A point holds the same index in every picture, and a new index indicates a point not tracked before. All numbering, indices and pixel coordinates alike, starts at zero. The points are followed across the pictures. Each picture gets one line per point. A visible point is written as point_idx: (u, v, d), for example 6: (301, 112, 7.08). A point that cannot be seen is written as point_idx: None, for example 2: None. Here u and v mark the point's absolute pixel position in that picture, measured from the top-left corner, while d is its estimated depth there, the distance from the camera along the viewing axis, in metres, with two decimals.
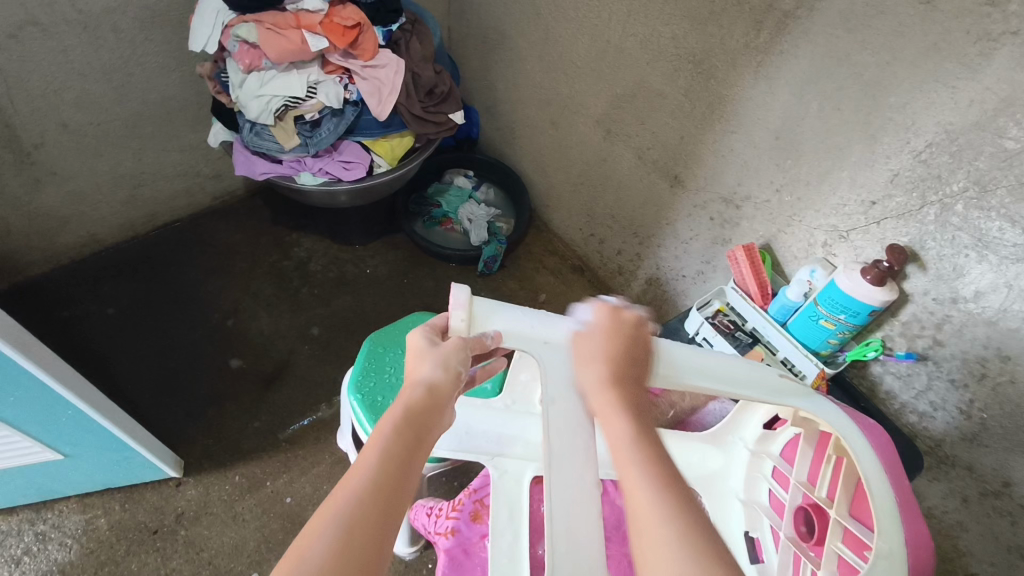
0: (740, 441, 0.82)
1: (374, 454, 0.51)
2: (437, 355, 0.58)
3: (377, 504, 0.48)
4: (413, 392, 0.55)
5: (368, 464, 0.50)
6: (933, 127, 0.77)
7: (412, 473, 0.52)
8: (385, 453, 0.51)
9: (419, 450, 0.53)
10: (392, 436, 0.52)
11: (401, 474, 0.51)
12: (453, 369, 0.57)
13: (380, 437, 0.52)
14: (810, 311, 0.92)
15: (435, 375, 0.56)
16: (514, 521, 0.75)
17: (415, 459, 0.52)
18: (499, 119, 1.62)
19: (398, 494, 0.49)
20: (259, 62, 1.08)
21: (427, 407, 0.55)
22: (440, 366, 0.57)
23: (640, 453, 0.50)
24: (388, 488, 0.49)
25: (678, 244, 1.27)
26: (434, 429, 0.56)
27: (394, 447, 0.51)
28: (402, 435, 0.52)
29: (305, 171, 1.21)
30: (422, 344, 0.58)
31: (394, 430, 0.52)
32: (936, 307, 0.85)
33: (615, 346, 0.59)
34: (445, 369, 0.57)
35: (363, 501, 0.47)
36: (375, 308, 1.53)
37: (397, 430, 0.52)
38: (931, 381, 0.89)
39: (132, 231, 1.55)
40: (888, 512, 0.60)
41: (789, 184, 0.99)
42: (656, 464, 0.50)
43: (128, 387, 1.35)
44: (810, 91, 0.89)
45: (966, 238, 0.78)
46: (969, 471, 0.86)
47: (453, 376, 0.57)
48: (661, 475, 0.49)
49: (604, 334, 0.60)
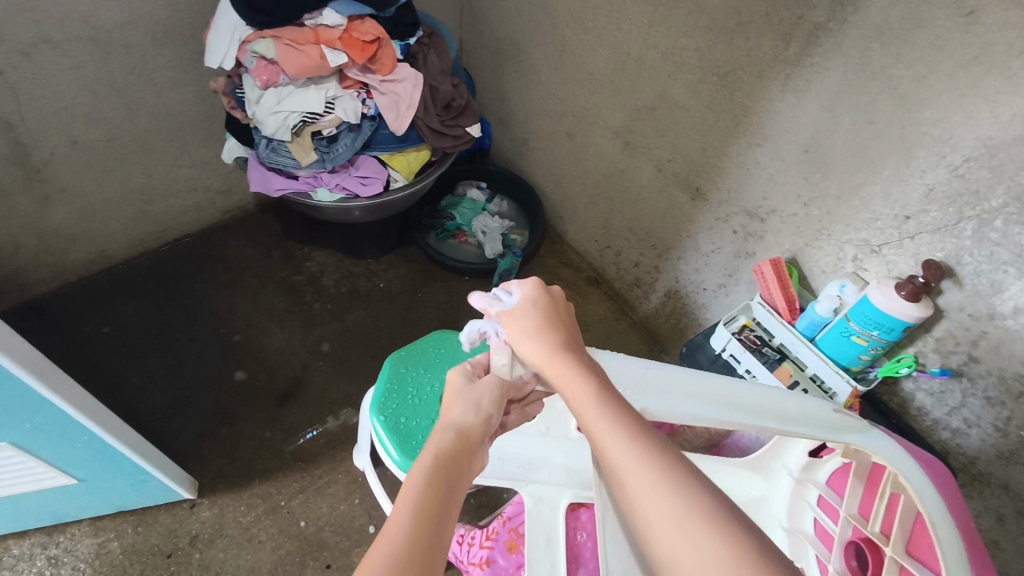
0: (784, 469, 0.81)
1: (411, 503, 0.48)
2: (470, 394, 0.59)
3: (419, 557, 0.45)
4: (443, 438, 0.54)
5: (405, 515, 0.47)
6: (972, 142, 0.76)
7: (450, 521, 0.48)
8: (419, 502, 0.48)
9: (453, 498, 0.50)
10: (426, 487, 0.49)
11: (440, 519, 0.48)
12: (485, 412, 0.58)
13: (414, 487, 0.49)
14: (841, 327, 0.90)
15: (466, 418, 0.57)
16: (551, 551, 0.74)
17: (452, 506, 0.49)
18: (513, 130, 1.61)
19: (438, 543, 0.46)
20: (276, 79, 1.07)
21: (459, 450, 0.54)
22: (471, 409, 0.57)
23: (603, 403, 0.52)
24: (427, 541, 0.46)
25: (699, 257, 1.26)
26: (468, 475, 0.54)
27: (427, 499, 0.48)
28: (436, 482, 0.50)
29: (321, 187, 1.20)
30: (461, 382, 0.60)
31: (426, 480, 0.50)
32: (972, 323, 0.83)
33: (550, 314, 0.62)
34: (475, 412, 0.57)
35: (404, 556, 0.44)
36: (389, 323, 1.51)
37: (431, 480, 0.50)
38: (965, 399, 0.87)
39: (142, 246, 1.53)
40: (958, 558, 0.58)
41: (818, 198, 0.97)
42: (621, 410, 0.51)
43: (140, 406, 1.32)
44: (841, 104, 0.88)
45: (1006, 254, 0.77)
46: (1005, 489, 0.85)
47: (483, 419, 0.58)
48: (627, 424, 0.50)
49: (535, 308, 0.62)
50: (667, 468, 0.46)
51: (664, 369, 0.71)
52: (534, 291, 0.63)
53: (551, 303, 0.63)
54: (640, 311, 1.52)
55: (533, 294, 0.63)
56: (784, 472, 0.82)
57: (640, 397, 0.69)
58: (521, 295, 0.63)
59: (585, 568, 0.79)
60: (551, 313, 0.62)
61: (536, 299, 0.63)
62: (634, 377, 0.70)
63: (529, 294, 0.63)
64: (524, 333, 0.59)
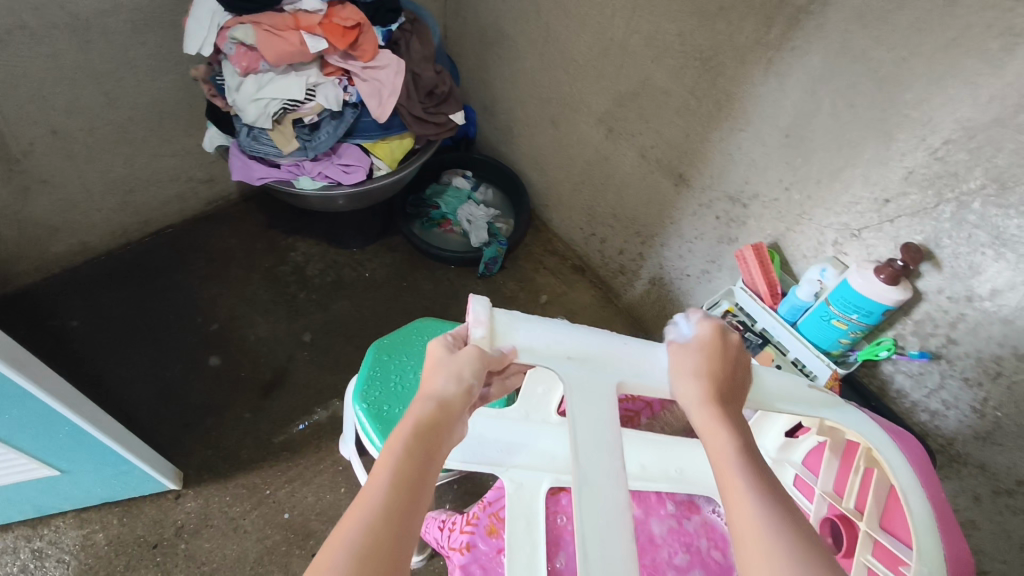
0: (761, 449, 0.79)
1: (386, 474, 0.48)
2: (451, 363, 0.55)
3: (389, 529, 0.45)
4: (422, 408, 0.52)
5: (378, 486, 0.47)
6: (951, 124, 0.76)
7: (426, 493, 0.49)
8: (399, 470, 0.49)
9: (431, 470, 0.50)
10: (403, 455, 0.49)
11: (418, 486, 0.49)
12: (465, 382, 0.54)
13: (391, 456, 0.49)
14: (822, 311, 0.91)
15: (448, 389, 0.53)
16: (531, 535, 0.71)
17: (429, 478, 0.50)
18: (498, 118, 1.60)
19: (414, 512, 0.47)
20: (256, 65, 1.06)
21: (437, 423, 0.52)
22: (452, 377, 0.54)
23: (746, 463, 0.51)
24: (402, 509, 0.47)
25: (682, 244, 1.26)
26: (447, 447, 0.53)
27: (405, 468, 0.49)
28: (415, 454, 0.50)
29: (303, 175, 1.20)
30: (441, 353, 0.56)
31: (404, 450, 0.50)
32: (950, 306, 0.84)
33: (718, 366, 0.58)
34: (457, 383, 0.54)
35: (374, 529, 0.45)
36: (374, 312, 1.51)
37: (409, 451, 0.50)
38: (943, 380, 0.88)
39: (124, 238, 1.52)
40: (929, 527, 0.58)
41: (799, 182, 0.98)
42: (762, 476, 0.50)
43: (124, 398, 1.32)
44: (822, 88, 0.88)
45: (983, 235, 0.77)
46: (981, 469, 0.86)
47: (464, 390, 0.54)
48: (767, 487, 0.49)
49: (705, 347, 0.59)
50: (796, 541, 0.45)
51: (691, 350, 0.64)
52: (710, 330, 0.60)
53: (720, 353, 0.59)
54: (625, 298, 1.53)
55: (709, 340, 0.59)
56: (761, 454, 0.79)
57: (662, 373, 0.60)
58: (700, 333, 0.60)
59: (564, 551, 0.76)
60: (719, 362, 0.58)
61: (710, 342, 0.59)
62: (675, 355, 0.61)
63: (706, 335, 0.60)
64: (686, 368, 0.58)
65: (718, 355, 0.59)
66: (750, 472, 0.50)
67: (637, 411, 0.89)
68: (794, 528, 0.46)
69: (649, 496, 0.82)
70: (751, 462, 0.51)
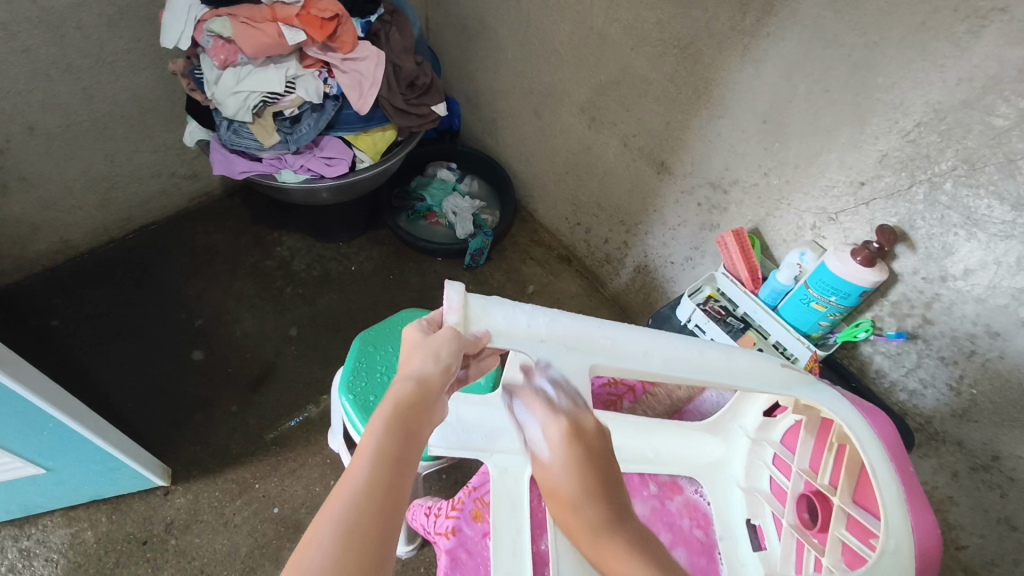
0: (741, 430, 0.82)
1: (369, 453, 0.48)
2: (428, 345, 0.56)
3: (375, 506, 0.45)
4: (402, 387, 0.52)
5: (361, 466, 0.47)
6: (922, 107, 0.77)
7: (409, 471, 0.49)
8: (381, 450, 0.48)
9: (415, 449, 0.50)
10: (384, 435, 0.49)
11: (400, 470, 0.48)
12: (443, 362, 0.55)
13: (373, 435, 0.49)
14: (801, 294, 0.92)
15: (426, 368, 0.54)
16: (516, 516, 0.74)
17: (412, 455, 0.50)
18: (481, 109, 1.60)
19: (398, 489, 0.47)
20: (234, 57, 1.06)
21: (419, 400, 0.52)
22: (430, 358, 0.55)
23: None
24: (386, 486, 0.46)
25: (666, 231, 1.27)
26: (429, 425, 0.53)
27: (389, 447, 0.49)
28: (396, 433, 0.50)
29: (285, 168, 1.19)
30: (417, 336, 0.57)
31: (385, 429, 0.49)
32: (925, 286, 0.85)
33: (586, 471, 0.58)
34: (435, 362, 0.55)
35: (360, 507, 0.44)
36: (361, 306, 1.51)
37: (390, 430, 0.49)
38: (920, 359, 0.90)
39: (107, 235, 1.51)
40: (897, 501, 0.60)
41: (777, 167, 0.99)
42: None
43: (110, 395, 1.31)
44: (797, 73, 0.89)
45: (955, 216, 0.79)
46: (959, 446, 0.88)
47: (443, 368, 0.55)
48: None
49: (565, 465, 0.58)
50: None
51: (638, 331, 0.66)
52: (560, 432, 0.59)
53: (581, 451, 0.58)
54: (611, 287, 1.53)
55: (564, 448, 0.58)
56: (740, 433, 0.82)
57: (590, 353, 0.63)
58: (549, 445, 0.59)
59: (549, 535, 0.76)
60: (587, 470, 0.58)
61: (565, 449, 0.58)
62: (616, 336, 0.65)
63: (558, 445, 0.59)
64: (564, 496, 0.58)
65: (585, 458, 0.58)
66: None
67: (620, 395, 0.90)
68: None
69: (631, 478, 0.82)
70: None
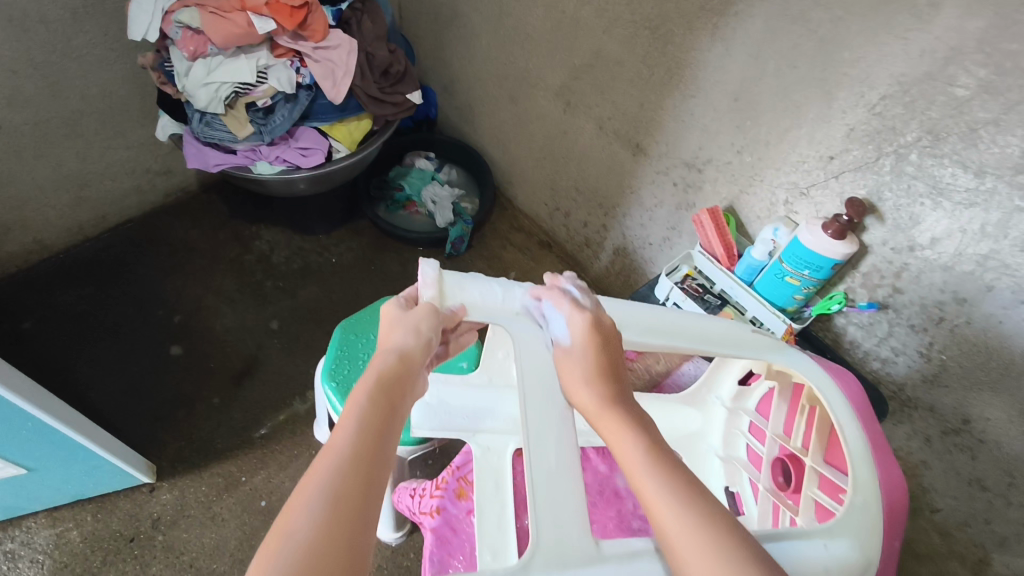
0: (717, 400, 0.84)
1: (352, 422, 0.48)
2: (407, 320, 0.57)
3: (360, 469, 0.45)
4: (384, 360, 0.54)
5: (346, 433, 0.47)
6: (886, 79, 0.78)
7: (392, 439, 0.49)
8: (364, 418, 0.49)
9: (395, 420, 0.51)
10: (367, 405, 0.50)
11: (383, 441, 0.48)
12: (424, 336, 0.57)
13: (356, 406, 0.50)
14: (776, 269, 0.94)
15: (406, 341, 0.55)
16: (499, 492, 0.75)
17: (394, 425, 0.50)
18: (458, 97, 1.60)
19: (382, 457, 0.47)
20: (204, 48, 1.05)
21: (400, 373, 0.53)
22: (411, 332, 0.56)
23: (652, 460, 0.49)
24: (371, 452, 0.47)
25: (643, 213, 1.28)
26: (409, 399, 0.54)
27: (372, 416, 0.49)
28: (379, 402, 0.50)
29: (261, 160, 1.19)
30: (396, 311, 0.59)
31: (369, 399, 0.50)
32: (894, 256, 0.87)
33: (600, 357, 0.58)
34: (415, 336, 0.56)
35: (344, 472, 0.44)
36: (344, 297, 1.50)
37: (373, 399, 0.50)
38: (892, 328, 0.92)
39: (82, 234, 1.49)
40: (863, 455, 0.62)
41: (749, 145, 1.00)
42: (669, 462, 0.49)
43: (90, 394, 1.30)
44: (766, 50, 0.90)
45: (921, 186, 0.80)
46: (930, 412, 0.90)
47: (423, 342, 0.56)
48: (678, 482, 0.48)
49: (587, 346, 0.58)
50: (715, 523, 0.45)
51: (609, 304, 0.68)
52: (582, 320, 0.60)
53: (602, 340, 0.59)
54: (592, 270, 1.55)
55: (585, 330, 0.59)
56: (717, 404, 0.84)
57: None
58: (572, 329, 0.59)
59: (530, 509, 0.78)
60: (604, 359, 0.58)
61: (587, 334, 0.59)
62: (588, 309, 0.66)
63: (580, 328, 0.59)
64: (575, 375, 0.57)
65: (602, 345, 0.59)
66: (662, 469, 0.49)
67: None
68: (712, 526, 0.45)
69: (588, 451, 0.90)
70: (653, 453, 0.50)
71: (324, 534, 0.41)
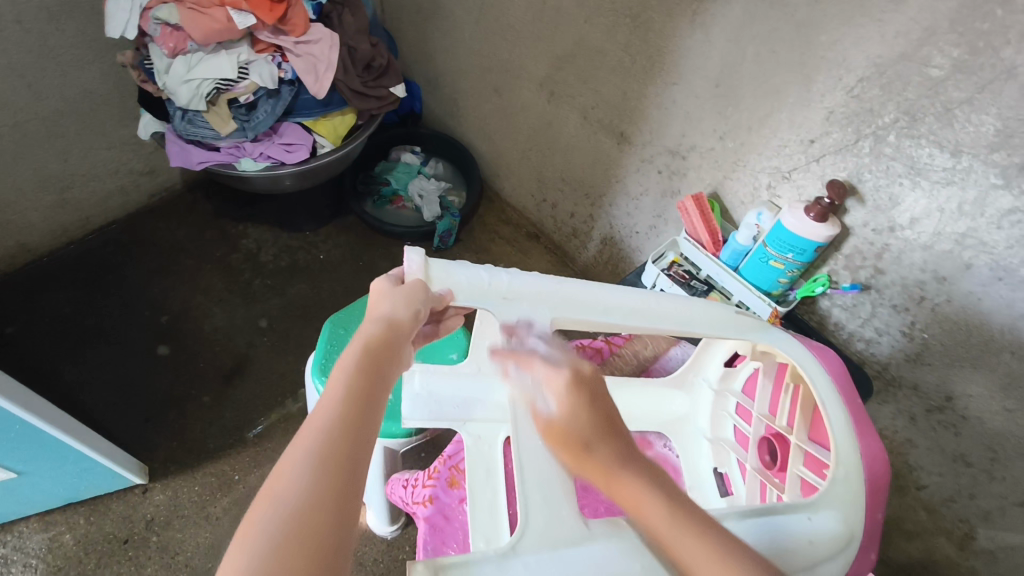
0: (704, 382, 0.85)
1: (340, 389, 0.48)
2: (396, 292, 0.58)
3: (347, 435, 0.45)
4: (372, 328, 0.54)
5: (333, 399, 0.47)
6: (864, 62, 0.79)
7: (379, 405, 0.49)
8: (351, 384, 0.48)
9: (382, 387, 0.50)
10: (355, 372, 0.49)
11: (370, 406, 0.48)
12: (413, 308, 0.57)
13: (343, 371, 0.49)
14: (760, 253, 0.95)
15: (396, 312, 0.56)
16: (491, 480, 0.75)
17: (383, 393, 0.50)
18: (441, 91, 1.60)
19: (368, 422, 0.47)
20: (184, 45, 1.05)
21: (387, 341, 0.53)
22: (400, 302, 0.56)
23: (679, 519, 0.47)
24: (358, 417, 0.46)
25: (629, 201, 1.29)
26: (397, 367, 0.54)
27: (359, 381, 0.49)
28: (367, 369, 0.50)
29: (245, 156, 1.18)
30: (385, 285, 0.59)
31: (356, 366, 0.50)
32: (875, 238, 0.88)
33: (591, 413, 0.55)
34: (404, 307, 0.56)
35: (331, 437, 0.44)
36: (333, 294, 1.50)
37: (360, 366, 0.50)
38: (875, 309, 0.93)
39: (66, 236, 1.48)
40: (845, 430, 0.64)
41: (732, 131, 1.01)
42: (703, 523, 0.47)
43: (79, 397, 1.29)
44: (745, 36, 0.91)
45: (900, 166, 0.81)
46: (914, 390, 0.92)
47: (413, 315, 0.56)
48: (719, 543, 0.46)
49: (573, 405, 0.55)
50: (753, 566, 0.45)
51: (594, 288, 0.68)
52: (560, 379, 0.57)
53: (587, 393, 0.56)
54: (580, 260, 1.55)
55: (568, 390, 0.56)
56: (704, 386, 0.85)
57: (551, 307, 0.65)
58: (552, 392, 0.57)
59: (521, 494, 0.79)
60: (595, 414, 0.55)
61: (570, 392, 0.56)
62: (572, 293, 0.67)
63: (560, 390, 0.56)
64: (571, 441, 0.53)
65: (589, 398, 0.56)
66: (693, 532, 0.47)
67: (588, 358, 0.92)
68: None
69: None
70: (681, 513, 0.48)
71: (311, 495, 0.40)
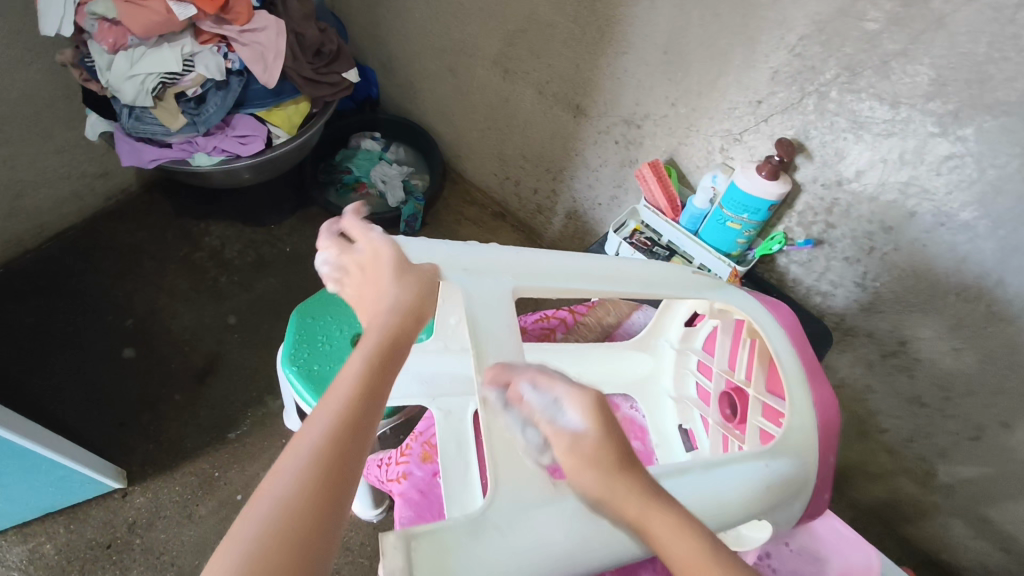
0: (666, 343, 0.87)
1: (345, 382, 0.49)
2: (402, 281, 0.60)
3: (345, 432, 0.46)
4: (382, 321, 0.56)
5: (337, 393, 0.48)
6: (803, 20, 0.81)
7: (379, 396, 0.50)
8: (357, 377, 0.50)
9: (386, 378, 0.51)
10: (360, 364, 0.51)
11: (370, 399, 0.49)
12: (417, 299, 0.59)
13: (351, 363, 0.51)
14: (717, 216, 0.97)
15: (398, 303, 0.57)
16: (462, 453, 0.77)
17: (387, 385, 0.51)
18: (397, 74, 1.58)
19: (367, 417, 0.48)
20: (124, 40, 1.03)
21: (391, 334, 0.55)
22: (405, 292, 0.58)
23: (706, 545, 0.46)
24: (357, 412, 0.47)
25: (590, 173, 1.30)
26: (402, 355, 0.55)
27: (363, 374, 0.50)
28: (373, 362, 0.52)
29: (198, 151, 1.16)
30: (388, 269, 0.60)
31: (363, 359, 0.52)
32: (825, 193, 0.91)
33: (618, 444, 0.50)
34: (407, 298, 0.58)
35: (328, 433, 0.45)
36: (301, 286, 1.49)
37: (366, 358, 0.52)
38: (829, 263, 0.96)
39: (21, 245, 1.44)
40: (798, 380, 0.67)
41: (683, 96, 1.02)
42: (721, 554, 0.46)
43: (48, 406, 1.27)
44: (689, 1, 0.91)
45: (844, 121, 0.84)
46: (870, 337, 0.96)
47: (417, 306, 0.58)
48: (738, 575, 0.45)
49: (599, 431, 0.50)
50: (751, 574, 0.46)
51: (553, 257, 0.69)
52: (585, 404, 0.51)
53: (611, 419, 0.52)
54: (547, 236, 1.56)
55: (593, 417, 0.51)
56: (665, 346, 0.88)
57: (512, 276, 0.66)
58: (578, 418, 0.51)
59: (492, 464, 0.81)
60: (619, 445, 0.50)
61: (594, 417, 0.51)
62: (530, 262, 0.67)
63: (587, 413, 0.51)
64: (599, 470, 0.49)
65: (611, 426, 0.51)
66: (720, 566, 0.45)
67: (553, 328, 0.93)
68: None
69: None
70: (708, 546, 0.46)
71: (304, 489, 0.42)
